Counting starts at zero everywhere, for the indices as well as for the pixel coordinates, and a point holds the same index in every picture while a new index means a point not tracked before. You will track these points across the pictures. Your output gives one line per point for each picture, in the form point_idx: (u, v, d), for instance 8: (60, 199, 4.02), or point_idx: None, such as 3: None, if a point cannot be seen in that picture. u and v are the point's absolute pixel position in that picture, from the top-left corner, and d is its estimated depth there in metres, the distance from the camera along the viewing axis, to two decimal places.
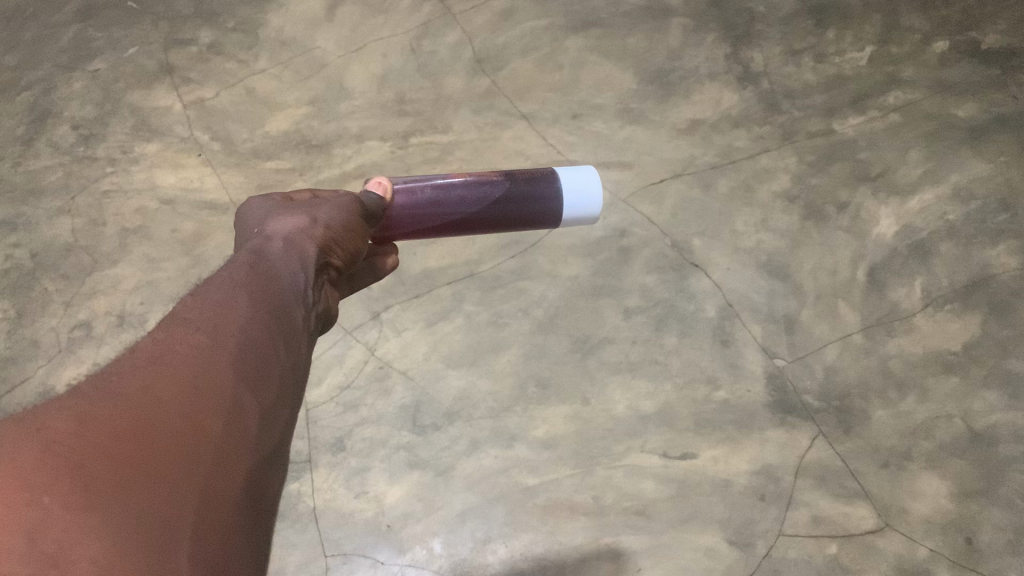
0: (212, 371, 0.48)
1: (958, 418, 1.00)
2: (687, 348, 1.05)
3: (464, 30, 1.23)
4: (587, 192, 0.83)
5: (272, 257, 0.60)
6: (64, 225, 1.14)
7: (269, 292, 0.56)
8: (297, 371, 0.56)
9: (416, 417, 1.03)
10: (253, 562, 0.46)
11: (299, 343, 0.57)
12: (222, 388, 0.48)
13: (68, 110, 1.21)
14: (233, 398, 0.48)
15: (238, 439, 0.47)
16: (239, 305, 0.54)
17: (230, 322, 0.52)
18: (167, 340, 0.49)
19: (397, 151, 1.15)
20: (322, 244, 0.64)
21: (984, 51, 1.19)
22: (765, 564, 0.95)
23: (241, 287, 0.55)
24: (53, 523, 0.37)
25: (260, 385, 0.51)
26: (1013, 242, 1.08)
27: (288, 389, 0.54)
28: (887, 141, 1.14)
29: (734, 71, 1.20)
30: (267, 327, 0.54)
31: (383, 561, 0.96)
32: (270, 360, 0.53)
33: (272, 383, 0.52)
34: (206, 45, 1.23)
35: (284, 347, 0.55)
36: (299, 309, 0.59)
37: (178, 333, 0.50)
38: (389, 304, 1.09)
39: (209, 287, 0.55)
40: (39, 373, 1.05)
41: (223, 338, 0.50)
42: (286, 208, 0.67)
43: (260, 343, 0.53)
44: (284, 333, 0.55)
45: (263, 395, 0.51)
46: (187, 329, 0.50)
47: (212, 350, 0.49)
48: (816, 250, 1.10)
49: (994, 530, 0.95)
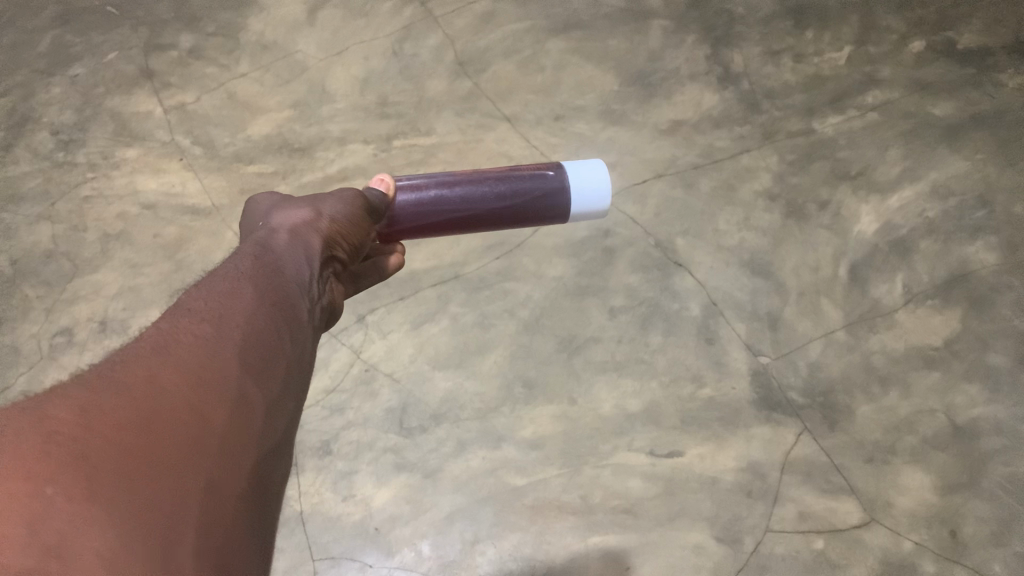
0: (216, 362, 0.48)
1: (941, 413, 1.01)
2: (672, 347, 1.06)
3: (446, 33, 1.23)
4: (593, 183, 0.82)
5: (277, 249, 0.60)
6: (44, 231, 1.13)
7: (273, 284, 0.57)
8: (301, 365, 0.56)
9: (402, 419, 1.03)
10: (255, 555, 0.46)
11: (303, 336, 0.57)
12: (228, 381, 0.48)
13: (48, 115, 1.20)
14: (238, 391, 0.48)
15: (242, 431, 0.48)
16: (244, 298, 0.54)
17: (235, 314, 0.52)
18: (172, 330, 0.49)
19: (381, 154, 1.16)
20: (327, 238, 0.64)
21: (959, 51, 1.20)
22: (753, 560, 0.95)
23: (245, 278, 0.56)
24: (55, 514, 0.37)
25: (264, 377, 0.51)
26: (992, 237, 1.09)
27: (292, 383, 0.54)
28: (866, 140, 1.16)
29: (714, 71, 1.21)
30: (272, 319, 0.54)
31: (371, 565, 0.96)
32: (274, 352, 0.53)
33: (277, 375, 0.52)
34: (187, 50, 1.23)
35: (287, 339, 0.55)
36: (304, 301, 0.59)
37: (183, 324, 0.50)
38: (374, 307, 1.09)
39: (213, 280, 0.55)
40: (21, 380, 1.05)
41: (228, 330, 0.51)
42: (291, 201, 0.68)
43: (265, 335, 0.53)
44: (289, 325, 0.56)
45: (268, 387, 0.51)
46: (191, 320, 0.50)
47: (217, 342, 0.49)
48: (798, 248, 1.11)
49: (978, 522, 0.96)
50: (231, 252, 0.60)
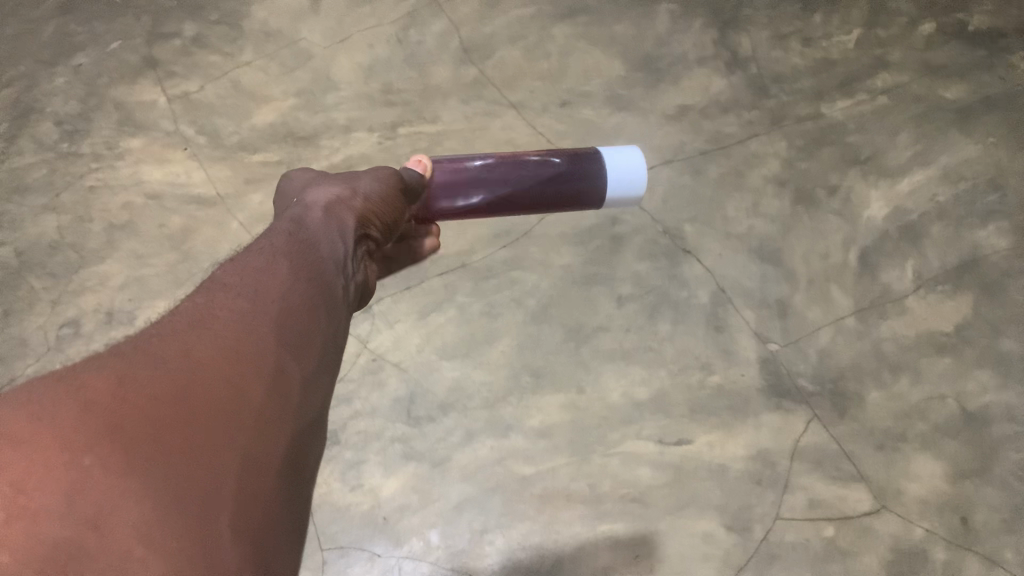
0: (258, 334, 0.48)
1: (952, 399, 1.00)
2: (680, 335, 1.05)
3: (451, 19, 1.21)
4: (623, 163, 0.81)
5: (312, 224, 0.60)
6: (49, 222, 1.13)
7: (310, 259, 0.56)
8: (341, 338, 0.56)
9: (410, 409, 1.02)
10: (293, 531, 0.46)
11: (342, 313, 0.57)
12: (268, 355, 0.48)
13: (52, 106, 1.18)
14: (278, 364, 0.48)
15: (282, 405, 0.47)
16: (281, 271, 0.54)
17: (273, 287, 0.52)
18: (209, 303, 0.49)
19: (385, 142, 1.15)
20: (360, 216, 0.65)
21: (971, 34, 1.18)
22: (764, 548, 0.95)
23: (281, 253, 0.55)
24: (93, 485, 0.38)
25: (304, 349, 0.51)
26: (1004, 222, 1.08)
27: (331, 358, 0.54)
28: (876, 125, 1.14)
29: (722, 55, 1.19)
30: (311, 293, 0.54)
31: (380, 554, 0.96)
32: (314, 325, 0.53)
33: (318, 351, 0.52)
34: (190, 39, 1.21)
35: (326, 312, 0.55)
36: (341, 276, 0.59)
37: (223, 300, 0.50)
38: (380, 296, 1.08)
39: (248, 253, 0.55)
40: (27, 371, 1.05)
41: (267, 303, 0.50)
42: (328, 178, 0.68)
43: (304, 308, 0.52)
44: (329, 301, 0.55)
45: (308, 360, 0.51)
46: (227, 293, 0.50)
47: (257, 313, 0.50)
48: (807, 234, 1.10)
49: (989, 510, 0.96)
50: (266, 227, 0.60)
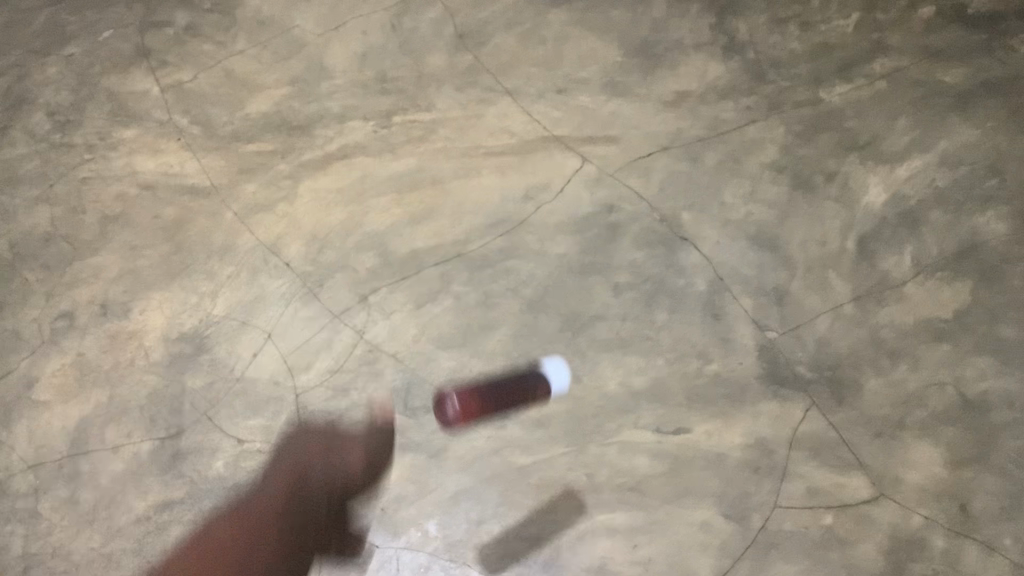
0: (262, 530, 0.86)
1: (950, 386, 1.00)
2: (677, 324, 1.04)
3: (446, 6, 1.20)
4: (560, 378, 0.90)
5: (317, 432, 0.98)
6: (42, 214, 1.12)
7: (301, 462, 0.94)
8: (304, 538, 0.85)
9: (406, 400, 1.02)
10: None
11: (316, 483, 0.89)
12: (267, 526, 0.87)
13: (43, 96, 1.17)
14: (277, 518, 0.87)
15: (276, 536, 0.85)
16: (276, 493, 0.91)
17: (269, 514, 0.88)
18: (249, 510, 0.91)
19: (380, 131, 1.14)
20: (333, 451, 0.93)
21: (969, 17, 1.17)
22: (762, 537, 0.96)
23: (281, 481, 0.93)
24: None
25: (296, 507, 0.87)
26: (1003, 207, 1.07)
27: (298, 531, 0.85)
28: (874, 110, 1.13)
29: (720, 40, 1.18)
30: (287, 498, 0.89)
31: (379, 545, 0.98)
32: (290, 509, 0.87)
33: (278, 546, 0.84)
34: (183, 28, 1.20)
35: (297, 505, 0.87)
36: (318, 468, 0.91)
37: (244, 522, 0.89)
38: (376, 286, 1.07)
39: (262, 496, 0.92)
40: (23, 364, 1.05)
41: (269, 505, 0.90)
42: (303, 445, 0.97)
43: (284, 502, 0.88)
44: (299, 493, 0.88)
45: (290, 518, 0.86)
46: (250, 518, 0.90)
47: (257, 529, 0.86)
48: (805, 221, 1.09)
49: (987, 496, 0.95)
50: (267, 479, 0.95)
